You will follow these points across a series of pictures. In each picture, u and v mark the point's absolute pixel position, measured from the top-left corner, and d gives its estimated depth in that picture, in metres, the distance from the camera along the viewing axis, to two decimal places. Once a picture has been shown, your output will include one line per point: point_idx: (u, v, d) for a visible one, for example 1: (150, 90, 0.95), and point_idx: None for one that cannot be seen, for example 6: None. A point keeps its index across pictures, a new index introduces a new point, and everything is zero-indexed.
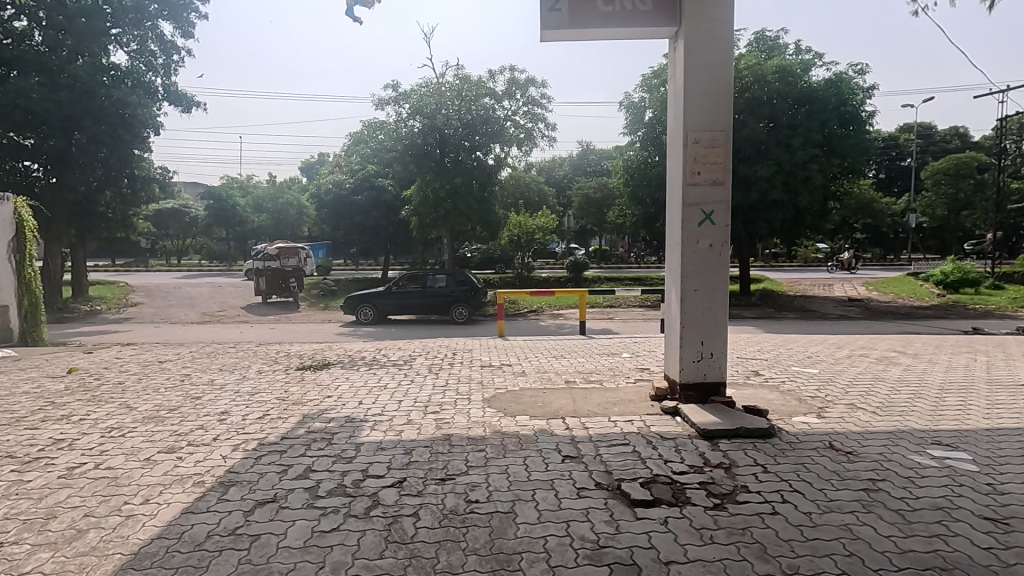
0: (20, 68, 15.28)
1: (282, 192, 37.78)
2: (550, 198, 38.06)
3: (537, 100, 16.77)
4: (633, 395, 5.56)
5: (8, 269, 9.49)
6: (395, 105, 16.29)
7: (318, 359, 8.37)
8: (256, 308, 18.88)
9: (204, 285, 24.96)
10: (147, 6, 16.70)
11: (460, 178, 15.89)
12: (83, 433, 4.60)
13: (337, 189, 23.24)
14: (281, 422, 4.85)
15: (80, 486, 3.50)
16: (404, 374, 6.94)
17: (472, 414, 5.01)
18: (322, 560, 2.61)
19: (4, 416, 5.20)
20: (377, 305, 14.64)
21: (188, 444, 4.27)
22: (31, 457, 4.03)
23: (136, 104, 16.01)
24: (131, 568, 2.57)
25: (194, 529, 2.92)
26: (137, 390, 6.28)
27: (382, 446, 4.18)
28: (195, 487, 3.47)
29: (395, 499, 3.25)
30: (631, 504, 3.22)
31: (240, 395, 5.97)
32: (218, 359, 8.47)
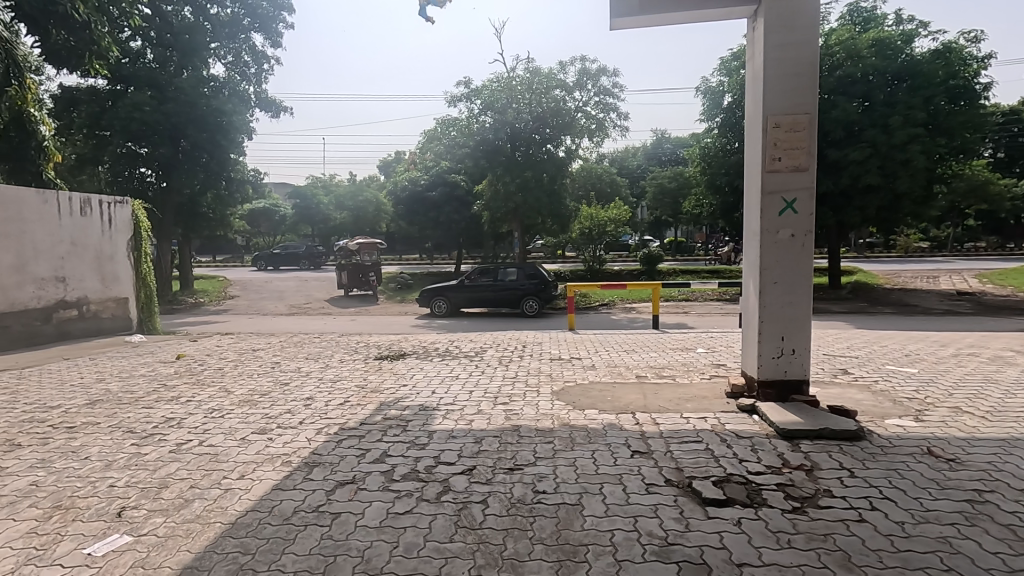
0: (135, 84, 16.91)
1: (362, 189, 38.91)
2: (623, 189, 37.38)
3: (609, 90, 16.50)
4: (707, 392, 5.38)
5: (128, 264, 10.57)
6: (467, 102, 16.60)
7: (394, 349, 8.73)
8: (338, 301, 19.96)
9: (292, 279, 26.68)
10: (241, 20, 18.14)
11: (531, 172, 15.90)
12: (189, 413, 5.08)
13: (412, 185, 23.98)
14: (360, 409, 5.12)
15: (186, 461, 3.88)
16: (475, 365, 7.10)
17: (540, 405, 5.06)
18: (396, 540, 2.74)
19: (126, 395, 5.87)
20: (451, 298, 15.03)
21: (278, 427, 4.62)
22: (147, 433, 4.53)
23: (231, 112, 17.47)
24: (229, 536, 2.83)
25: (282, 504, 3.16)
26: (235, 376, 6.85)
27: (453, 434, 4.31)
28: (284, 466, 3.75)
29: (465, 486, 3.35)
30: (702, 502, 3.13)
31: (323, 382, 6.36)
32: (304, 348, 9.05)
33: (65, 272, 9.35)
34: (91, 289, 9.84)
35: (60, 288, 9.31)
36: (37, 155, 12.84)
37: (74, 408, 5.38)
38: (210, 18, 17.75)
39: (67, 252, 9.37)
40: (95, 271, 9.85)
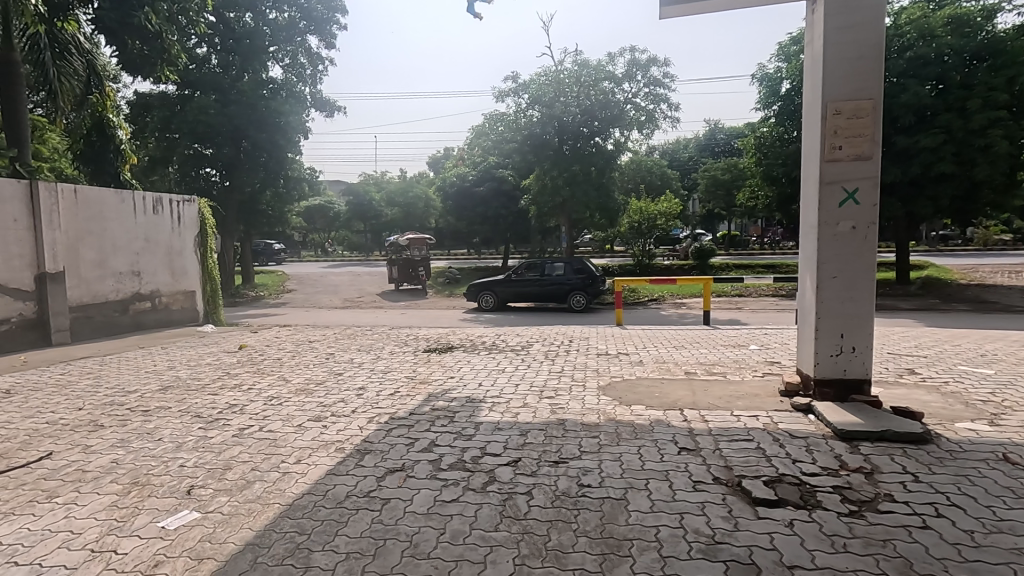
0: (201, 88, 17.79)
1: (412, 186, 39.71)
2: (674, 181, 36.50)
3: (659, 80, 16.13)
4: (760, 390, 5.21)
5: (195, 259, 11.24)
6: (515, 96, 16.62)
7: (443, 342, 8.91)
8: (389, 295, 20.49)
9: (346, 274, 27.54)
10: (297, 24, 18.90)
11: (579, 166, 15.78)
12: (250, 400, 5.37)
13: (460, 181, 24.25)
14: (409, 399, 5.26)
15: (248, 445, 4.11)
16: (521, 359, 7.15)
17: (587, 400, 5.05)
18: (443, 527, 2.82)
19: (194, 382, 6.27)
20: (498, 293, 15.14)
21: (331, 414, 4.82)
22: (213, 417, 4.83)
23: (288, 112, 18.25)
24: (287, 516, 2.98)
25: (336, 489, 3.30)
26: (292, 365, 7.18)
27: (499, 426, 4.37)
28: (338, 452, 3.92)
29: (510, 477, 3.40)
30: (752, 502, 3.06)
31: (375, 373, 6.57)
32: (357, 341, 9.37)
33: (139, 267, 10.02)
34: (163, 283, 10.51)
35: (136, 282, 9.99)
36: (115, 158, 13.78)
37: (148, 393, 5.79)
38: (269, 23, 18.49)
39: (141, 248, 10.04)
40: (166, 266, 10.52)
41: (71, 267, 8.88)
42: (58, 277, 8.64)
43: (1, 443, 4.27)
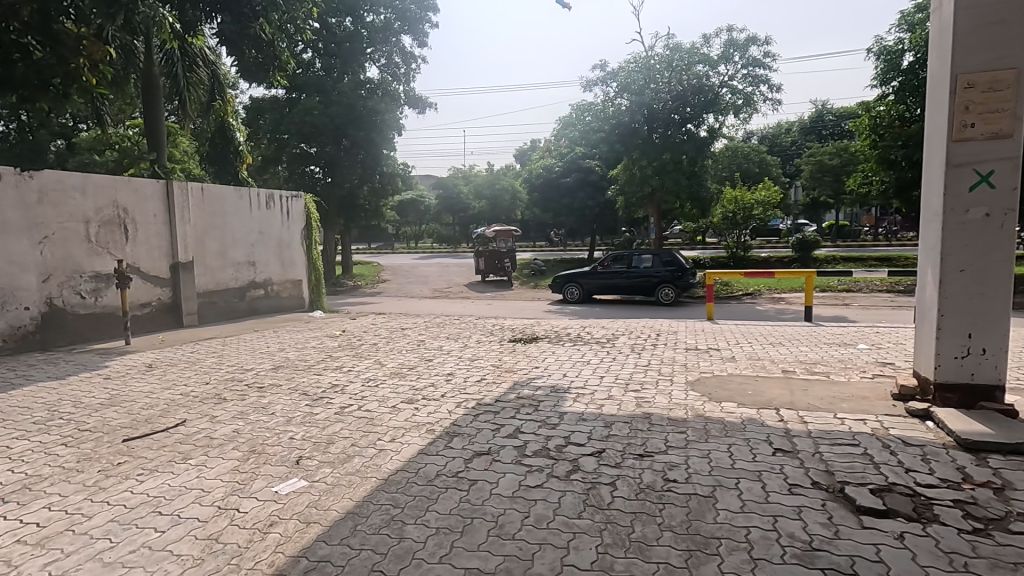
0: (306, 91, 19.09)
1: (499, 178, 40.19)
2: (774, 168, 34.14)
3: (759, 60, 15.17)
4: (868, 393, 4.81)
5: (301, 251, 12.20)
6: (603, 85, 16.32)
7: (527, 333, 9.02)
8: (476, 286, 21.00)
9: (436, 265, 28.58)
10: (392, 24, 19.79)
11: (669, 155, 15.25)
12: (350, 382, 5.78)
13: (547, 173, 24.22)
14: (495, 386, 5.41)
15: (348, 422, 4.44)
16: (607, 351, 7.09)
17: (674, 395, 4.93)
18: (527, 511, 2.89)
19: (302, 363, 6.84)
20: (583, 285, 15.03)
21: (423, 398, 5.07)
22: (317, 395, 5.25)
23: (383, 111, 19.39)
24: (383, 489, 3.20)
25: (426, 468, 3.48)
26: (387, 350, 7.62)
27: (583, 417, 4.38)
28: (429, 433, 4.12)
29: (594, 468, 3.40)
30: (855, 510, 2.85)
31: (462, 360, 6.80)
32: (445, 329, 9.72)
33: (255, 257, 11.03)
34: (274, 272, 11.52)
35: (252, 271, 11.02)
36: (234, 158, 15.19)
37: (263, 371, 6.42)
38: (366, 25, 19.46)
39: (256, 241, 11.04)
40: (276, 256, 11.51)
41: (198, 257, 9.93)
42: (188, 266, 9.69)
43: (147, 410, 4.93)
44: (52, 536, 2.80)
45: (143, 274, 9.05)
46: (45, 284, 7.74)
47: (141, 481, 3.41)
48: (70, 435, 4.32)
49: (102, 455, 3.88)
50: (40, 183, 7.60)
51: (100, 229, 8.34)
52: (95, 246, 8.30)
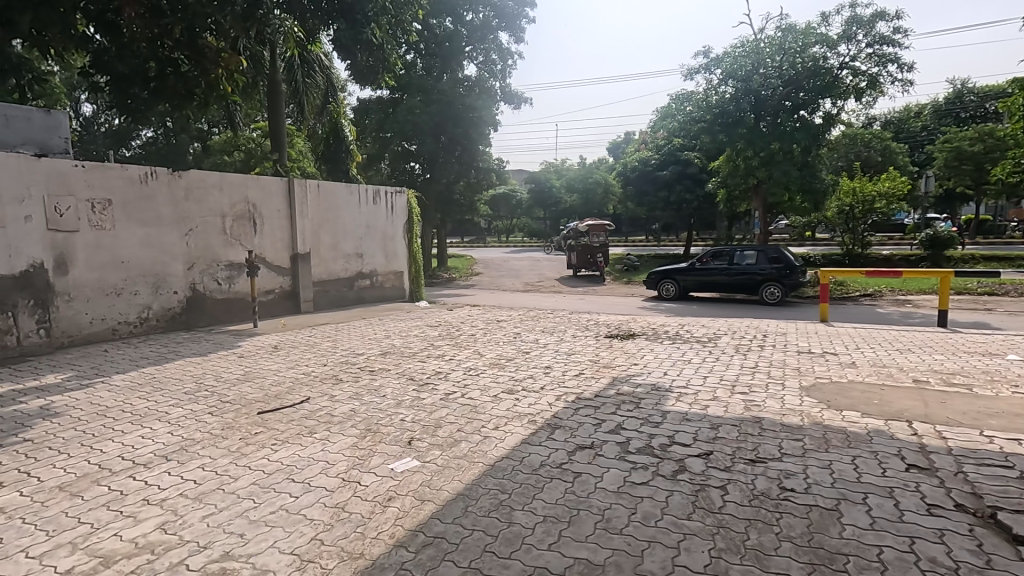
0: (408, 90, 19.93)
1: (591, 172, 39.66)
2: (901, 156, 30.85)
3: (887, 37, 13.72)
4: (1022, 410, 4.25)
5: (403, 244, 12.86)
6: (706, 72, 15.54)
7: (623, 329, 8.86)
8: (567, 280, 20.97)
9: (527, 259, 28.87)
10: (491, 22, 20.22)
11: (778, 144, 14.20)
12: (452, 370, 6.02)
13: (642, 166, 23.52)
14: (594, 381, 5.39)
15: (452, 408, 4.64)
16: (709, 351, 6.81)
17: (787, 399, 4.64)
18: (634, 507, 2.87)
19: (407, 350, 7.23)
20: (680, 281, 14.50)
21: (523, 388, 5.18)
22: (423, 381, 5.54)
23: (480, 108, 20.01)
24: (490, 475, 3.31)
25: (530, 457, 3.56)
26: (485, 341, 7.84)
27: (688, 417, 4.25)
28: (531, 424, 4.20)
29: (702, 469, 3.30)
30: (1011, 539, 2.54)
31: (559, 354, 6.83)
32: (540, 322, 9.82)
33: (363, 249, 11.79)
34: (379, 264, 12.24)
35: (360, 263, 11.77)
36: (345, 157, 16.40)
37: (373, 356, 6.87)
38: (466, 24, 19.98)
39: (363, 234, 11.77)
40: (381, 249, 12.21)
41: (314, 249, 10.76)
42: (306, 256, 10.54)
43: (276, 386, 5.48)
44: (207, 492, 3.19)
45: (268, 263, 9.96)
46: (190, 271, 8.75)
47: (275, 450, 3.79)
48: (215, 406, 4.88)
49: (242, 425, 4.36)
50: (187, 182, 8.57)
51: (233, 223, 9.29)
52: (229, 238, 9.24)
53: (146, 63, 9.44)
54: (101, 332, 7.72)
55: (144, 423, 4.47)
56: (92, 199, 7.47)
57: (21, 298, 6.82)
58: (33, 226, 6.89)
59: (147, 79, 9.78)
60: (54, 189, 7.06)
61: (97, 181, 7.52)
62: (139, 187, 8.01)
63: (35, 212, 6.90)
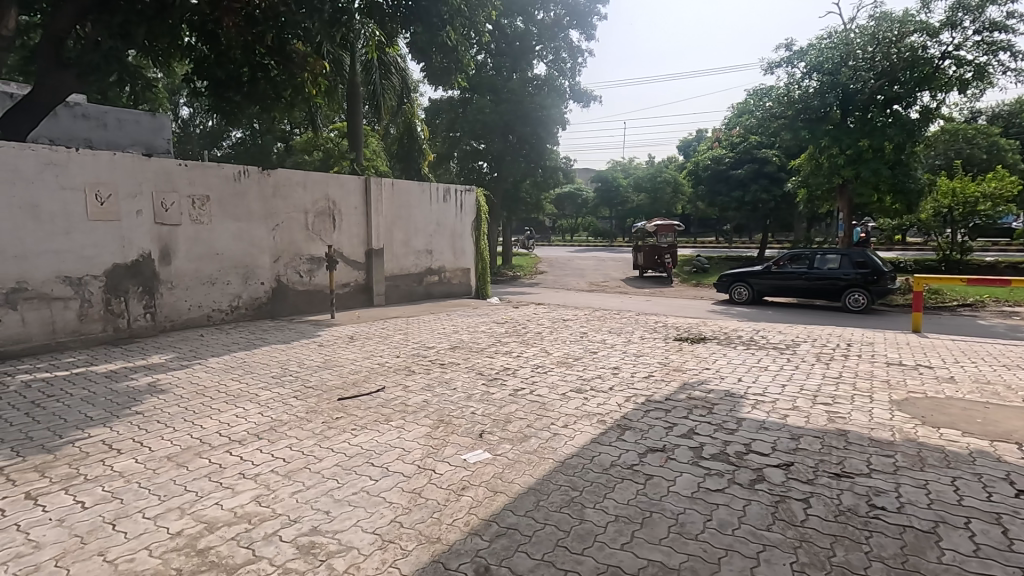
0: (479, 90, 20.25)
1: (660, 170, 38.61)
2: (1011, 153, 28.00)
3: (999, 22, 12.51)
4: None
5: (471, 241, 13.10)
6: (789, 66, 14.78)
7: (693, 332, 8.61)
8: (633, 281, 20.59)
9: (592, 258, 28.56)
10: (562, 19, 20.18)
11: (867, 141, 13.28)
12: (519, 366, 6.09)
13: (715, 164, 22.65)
14: (664, 384, 5.28)
15: (521, 404, 4.69)
16: (787, 358, 6.48)
17: (875, 413, 4.37)
18: (709, 514, 2.80)
19: (475, 345, 7.37)
20: (753, 285, 13.90)
21: (591, 388, 5.16)
22: (491, 376, 5.63)
23: (549, 106, 20.07)
24: (561, 471, 3.34)
25: (600, 456, 3.55)
26: (552, 340, 7.86)
27: (765, 426, 4.09)
28: (600, 424, 4.19)
29: (782, 480, 3.18)
30: None
31: (627, 355, 6.75)
32: (606, 323, 9.72)
33: (433, 246, 12.13)
34: (447, 260, 12.54)
35: (429, 259, 12.11)
36: (418, 156, 17.07)
37: (443, 349, 7.06)
38: (537, 23, 20.01)
39: (433, 231, 12.11)
40: (450, 246, 12.51)
41: (387, 245, 11.18)
42: (380, 252, 10.95)
43: (354, 374, 5.75)
44: (295, 470, 3.42)
45: (346, 258, 10.44)
46: (275, 264, 9.33)
47: (355, 435, 3.99)
48: (299, 390, 5.20)
49: (324, 409, 4.62)
50: (275, 180, 9.14)
51: (315, 219, 9.81)
52: (311, 233, 9.77)
53: (240, 69, 10.09)
54: (198, 318, 8.38)
55: (237, 403, 4.83)
56: (193, 195, 8.12)
57: (131, 285, 7.52)
58: (143, 220, 7.58)
59: (240, 84, 10.34)
60: (160, 186, 7.74)
61: (197, 179, 8.16)
62: (233, 184, 8.62)
63: (144, 207, 7.59)
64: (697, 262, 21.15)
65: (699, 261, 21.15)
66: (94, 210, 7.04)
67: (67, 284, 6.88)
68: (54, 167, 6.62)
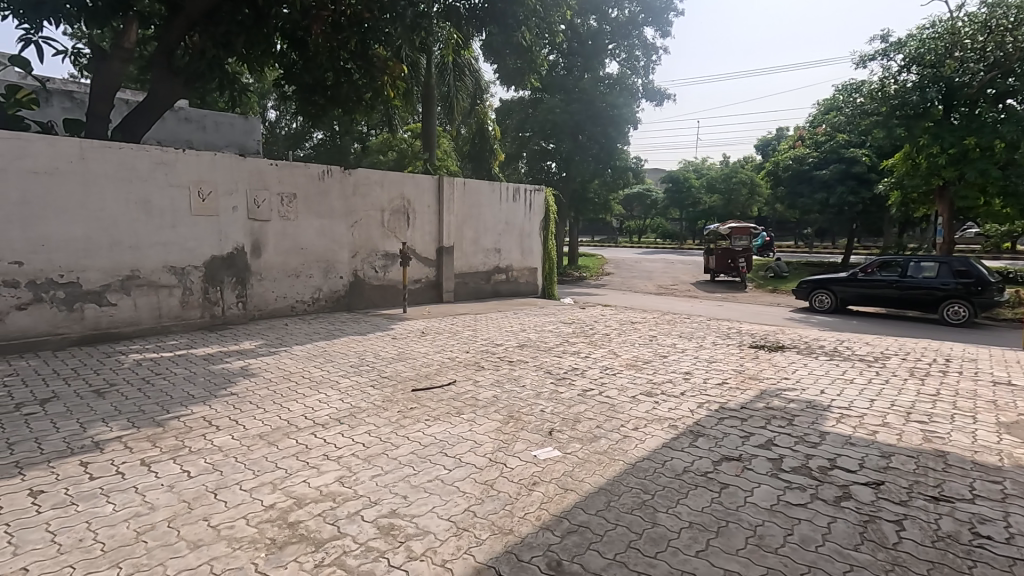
0: (551, 91, 20.31)
1: (736, 171, 37.05)
2: None
3: None
4: None
5: (539, 241, 13.16)
6: (884, 59, 13.80)
7: (770, 340, 8.23)
8: (704, 285, 19.94)
9: (660, 261, 27.88)
10: (637, 17, 19.81)
11: (973, 139, 12.13)
12: (588, 367, 6.07)
13: (797, 165, 21.43)
14: (739, 392, 5.09)
15: (590, 405, 4.68)
16: (876, 371, 6.06)
17: (980, 435, 4.01)
18: (790, 528, 2.69)
19: (543, 344, 7.41)
20: (837, 292, 13.09)
21: (662, 392, 5.07)
22: (560, 376, 5.66)
23: (621, 105, 19.75)
24: (632, 474, 3.31)
25: (672, 461, 3.49)
26: (620, 341, 7.77)
27: (852, 441, 3.86)
28: (671, 428, 4.11)
29: (871, 500, 2.99)
30: None
31: (699, 360, 6.57)
32: (676, 327, 9.48)
33: (501, 245, 12.28)
34: (515, 259, 12.66)
35: (498, 258, 12.27)
36: (489, 156, 17.34)
37: (511, 347, 7.16)
38: (611, 21, 19.76)
39: (502, 230, 12.25)
40: (518, 245, 12.62)
41: (457, 243, 11.42)
42: (450, 250, 11.22)
43: (426, 367, 5.95)
44: (374, 455, 3.59)
45: (419, 255, 10.78)
46: (353, 259, 9.79)
47: (428, 425, 4.14)
48: (375, 379, 5.46)
49: (399, 399, 4.82)
50: (355, 179, 9.58)
51: (390, 216, 10.20)
52: (386, 230, 10.18)
53: (325, 74, 10.51)
54: (283, 308, 8.93)
55: (320, 389, 5.13)
56: (281, 193, 8.67)
57: (227, 275, 8.13)
58: (238, 215, 8.17)
59: (325, 88, 10.88)
60: (254, 184, 8.31)
61: (286, 177, 8.70)
62: (318, 183, 9.12)
63: (240, 204, 8.18)
64: (775, 266, 20.13)
65: (776, 265, 20.12)
66: (196, 206, 7.66)
67: (172, 273, 7.53)
68: (163, 166, 7.27)
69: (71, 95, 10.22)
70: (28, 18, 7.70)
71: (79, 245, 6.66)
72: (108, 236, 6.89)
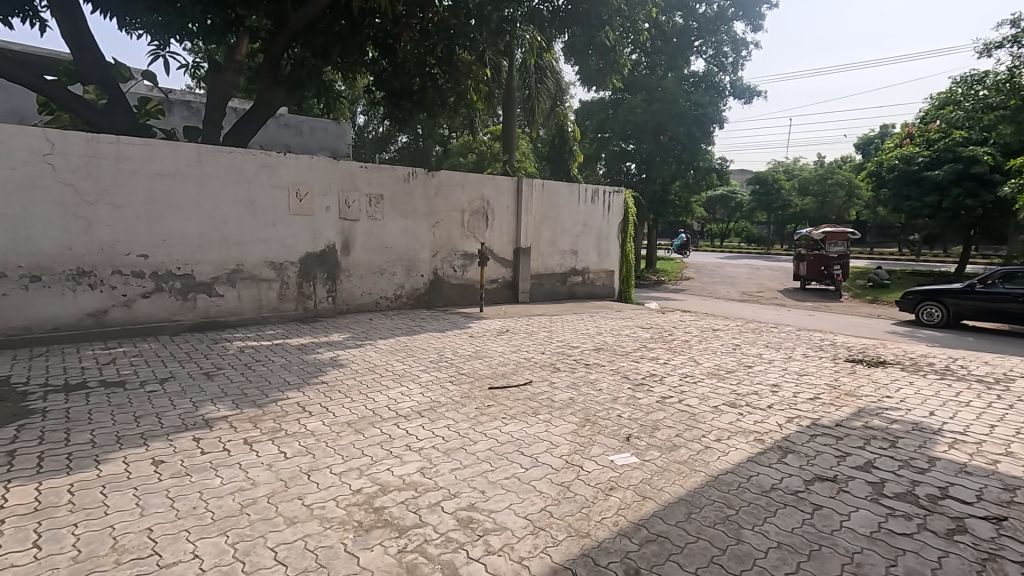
0: (632, 90, 19.92)
1: (833, 171, 34.58)
2: None
3: None
4: None
5: (616, 243, 12.97)
6: (1014, 46, 12.35)
7: (869, 355, 7.60)
8: (792, 293, 18.81)
9: (744, 266, 26.59)
10: (726, 12, 18.99)
11: None
12: (667, 373, 5.91)
13: (904, 165, 19.67)
14: (834, 409, 4.75)
15: (669, 412, 4.55)
16: (997, 394, 5.43)
17: None
18: (894, 559, 2.49)
19: (620, 348, 7.30)
20: (948, 305, 11.90)
21: (746, 404, 4.83)
22: (637, 381, 5.54)
23: (707, 104, 18.96)
24: (713, 486, 3.18)
25: (759, 477, 3.32)
26: (701, 349, 7.50)
27: (968, 470, 3.50)
28: (757, 442, 3.91)
29: (992, 536, 2.70)
30: None
31: (788, 372, 6.20)
32: (762, 336, 9.00)
33: (578, 246, 12.22)
34: (592, 261, 12.55)
35: (574, 260, 12.22)
36: (568, 157, 17.31)
37: (586, 350, 7.11)
38: (698, 17, 19.08)
39: (580, 232, 12.19)
40: (595, 247, 12.50)
41: (535, 244, 11.48)
42: (527, 251, 11.29)
43: (502, 366, 6.04)
44: (453, 449, 3.69)
45: (496, 255, 10.94)
46: (434, 257, 10.11)
47: (506, 423, 4.20)
48: (453, 375, 5.61)
49: (476, 396, 4.92)
50: (438, 181, 9.89)
51: (470, 217, 10.44)
52: (466, 230, 10.42)
53: (412, 79, 10.87)
54: (368, 303, 9.37)
55: (402, 382, 5.35)
56: (370, 194, 9.09)
57: (320, 271, 8.63)
58: (330, 215, 8.65)
59: (412, 93, 11.12)
60: (345, 185, 8.79)
61: (375, 179, 9.13)
62: (403, 184, 9.49)
63: (333, 204, 8.67)
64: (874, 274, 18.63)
65: (875, 273, 18.61)
66: (294, 206, 8.21)
67: (272, 268, 8.12)
68: (267, 169, 7.86)
69: (190, 104, 11.29)
70: (156, 36, 8.61)
71: (194, 241, 7.34)
72: (218, 233, 7.54)
